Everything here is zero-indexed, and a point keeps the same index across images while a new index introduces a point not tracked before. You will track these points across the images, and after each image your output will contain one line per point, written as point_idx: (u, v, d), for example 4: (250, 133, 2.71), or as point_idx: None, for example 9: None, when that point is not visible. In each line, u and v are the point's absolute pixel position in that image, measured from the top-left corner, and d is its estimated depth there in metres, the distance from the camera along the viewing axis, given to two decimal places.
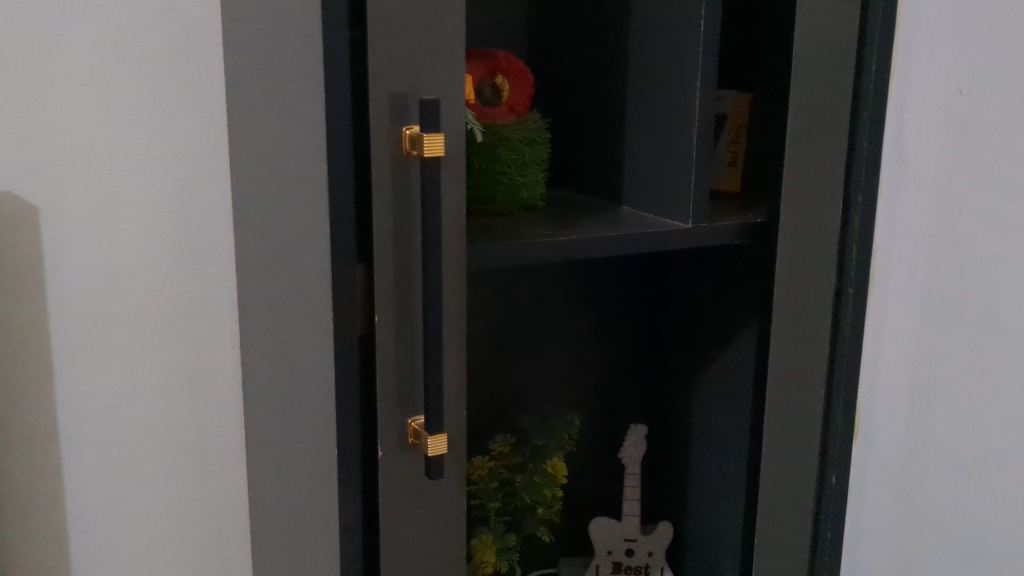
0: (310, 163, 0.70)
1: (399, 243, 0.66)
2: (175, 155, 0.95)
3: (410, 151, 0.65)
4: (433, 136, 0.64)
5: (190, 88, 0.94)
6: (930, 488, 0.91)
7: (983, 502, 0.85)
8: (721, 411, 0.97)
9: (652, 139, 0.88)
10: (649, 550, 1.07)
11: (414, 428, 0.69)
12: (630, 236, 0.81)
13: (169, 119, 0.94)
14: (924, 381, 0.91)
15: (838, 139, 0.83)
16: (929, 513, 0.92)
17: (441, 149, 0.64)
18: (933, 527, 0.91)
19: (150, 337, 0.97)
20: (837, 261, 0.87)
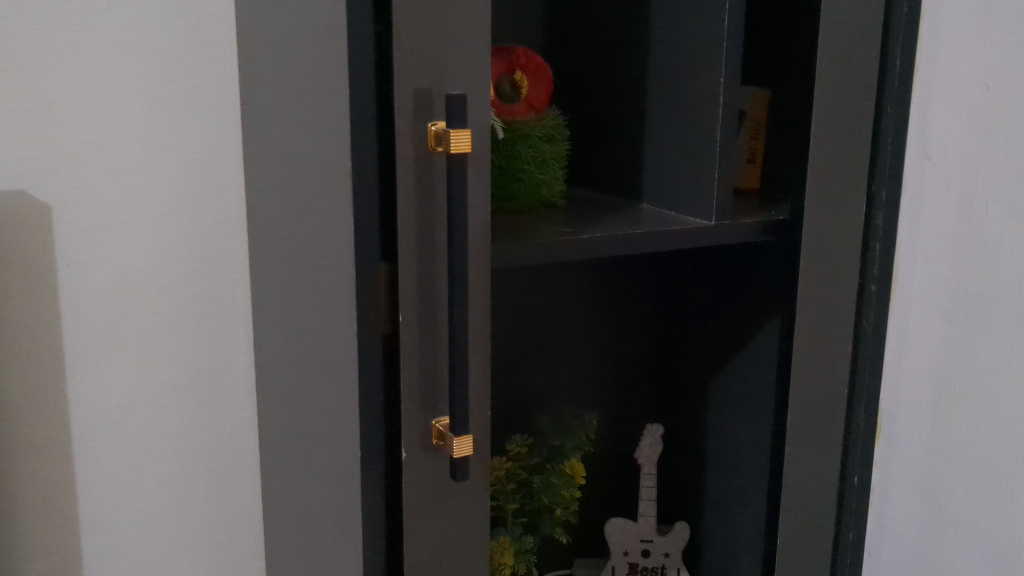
0: (336, 160, 0.69)
1: (425, 242, 0.65)
2: (189, 154, 0.93)
3: (436, 147, 0.64)
4: (461, 133, 0.62)
5: (205, 86, 0.93)
6: (954, 490, 0.90)
7: (1012, 501, 0.84)
8: (739, 411, 0.96)
9: (671, 136, 0.86)
10: (666, 551, 1.03)
11: (438, 429, 0.68)
12: (651, 233, 0.80)
13: (183, 118, 0.92)
14: (948, 381, 0.89)
15: (863, 133, 0.82)
16: (953, 513, 0.90)
17: (467, 145, 0.63)
18: (959, 527, 0.90)
19: (164, 338, 0.96)
20: (860, 260, 0.86)
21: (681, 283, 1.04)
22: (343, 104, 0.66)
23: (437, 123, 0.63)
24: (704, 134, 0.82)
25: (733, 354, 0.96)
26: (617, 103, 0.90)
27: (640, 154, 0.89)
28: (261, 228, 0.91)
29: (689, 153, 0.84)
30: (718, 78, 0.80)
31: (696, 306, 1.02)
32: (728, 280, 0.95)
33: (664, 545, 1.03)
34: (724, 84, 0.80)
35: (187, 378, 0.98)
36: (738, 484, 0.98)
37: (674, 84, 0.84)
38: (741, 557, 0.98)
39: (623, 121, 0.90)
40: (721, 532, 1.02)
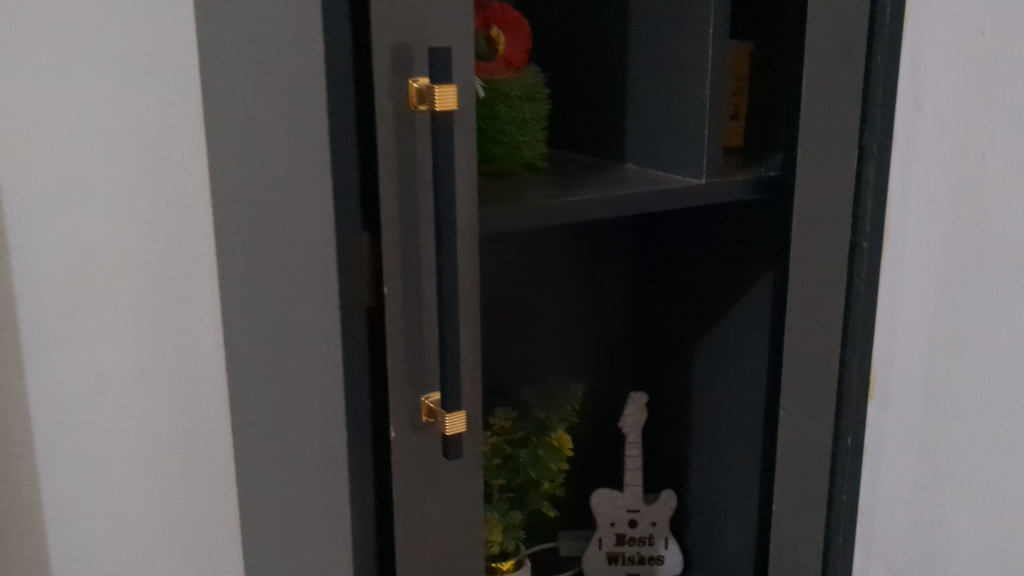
0: (311, 122, 0.64)
1: (410, 207, 0.61)
2: (146, 124, 0.88)
3: (419, 105, 0.60)
4: (445, 90, 0.59)
5: (161, 51, 0.87)
6: (950, 447, 0.88)
7: (1013, 455, 0.82)
8: (728, 374, 0.94)
9: (657, 92, 0.82)
10: (653, 520, 1.02)
11: (428, 406, 0.65)
12: (640, 194, 0.76)
13: (139, 85, 0.87)
14: (944, 336, 0.87)
15: (854, 86, 0.80)
16: (951, 470, 0.89)
17: (453, 102, 0.59)
18: (956, 484, 0.88)
19: (128, 319, 0.91)
20: (852, 217, 0.84)
21: (664, 241, 1.01)
22: (316, 64, 0.62)
23: (419, 79, 0.59)
24: (691, 88, 0.79)
25: (722, 315, 0.93)
26: (597, 59, 0.87)
27: (621, 109, 0.85)
28: (227, 200, 0.86)
29: (675, 110, 0.81)
30: (706, 30, 0.77)
31: (682, 266, 0.99)
32: (716, 242, 0.92)
33: (650, 515, 1.02)
34: (713, 35, 0.76)
35: (154, 361, 0.93)
36: (728, 448, 0.96)
37: (660, 37, 0.81)
38: (731, 522, 0.96)
39: (603, 78, 0.86)
40: (710, 499, 1.00)
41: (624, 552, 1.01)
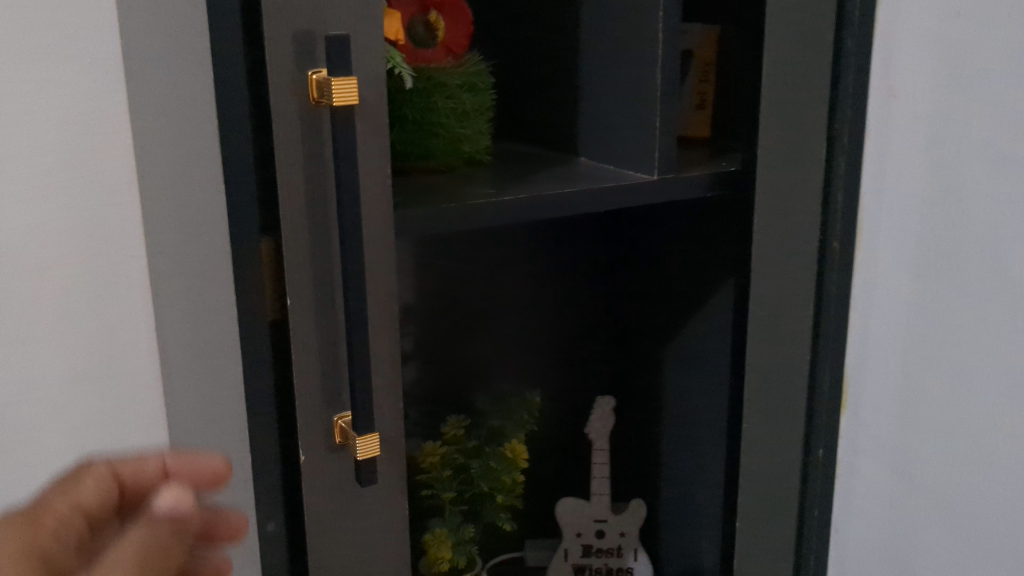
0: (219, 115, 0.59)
1: (314, 209, 0.55)
2: (63, 108, 0.70)
3: (319, 100, 0.54)
4: (343, 83, 0.53)
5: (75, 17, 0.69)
6: (925, 461, 0.82)
7: (986, 471, 0.77)
8: (696, 379, 0.88)
9: (609, 81, 0.76)
10: (621, 531, 0.96)
11: (340, 427, 0.59)
12: (586, 192, 0.70)
13: (50, 62, 0.69)
14: (919, 343, 0.81)
15: (820, 74, 0.74)
16: (925, 486, 0.82)
17: (354, 96, 0.53)
18: (929, 501, 0.82)
19: (51, 349, 0.74)
20: (820, 214, 0.78)
21: (631, 234, 0.96)
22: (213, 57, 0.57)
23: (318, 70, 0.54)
24: (641, 76, 0.73)
25: (688, 317, 0.87)
26: (547, 44, 0.81)
27: (572, 96, 0.80)
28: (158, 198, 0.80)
29: (626, 101, 0.74)
30: (656, 13, 0.70)
31: (647, 262, 0.93)
32: (678, 241, 0.87)
33: (619, 525, 0.96)
34: (664, 21, 0.70)
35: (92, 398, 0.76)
36: (696, 460, 0.90)
37: (611, 20, 0.74)
38: (701, 538, 0.90)
39: (554, 65, 0.81)
40: (680, 509, 0.94)
41: (590, 564, 0.96)
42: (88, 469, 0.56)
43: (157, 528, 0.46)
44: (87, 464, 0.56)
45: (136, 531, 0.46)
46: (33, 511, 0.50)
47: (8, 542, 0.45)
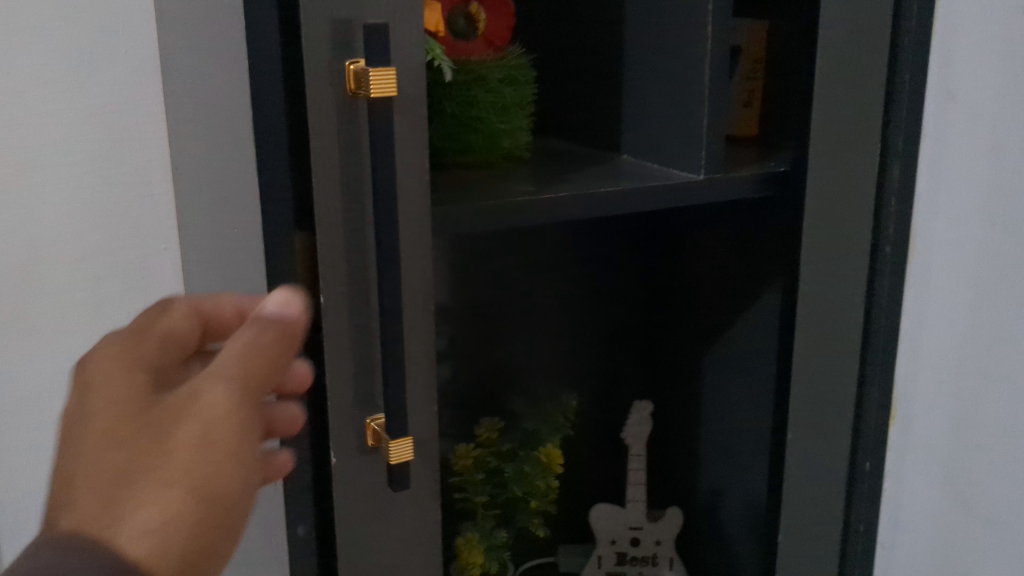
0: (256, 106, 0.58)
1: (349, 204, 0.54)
2: (103, 106, 0.73)
3: (356, 90, 0.52)
4: (382, 73, 0.51)
5: (94, 19, 0.71)
6: (979, 481, 0.78)
7: None
8: (738, 386, 0.85)
9: (654, 77, 0.73)
10: (657, 539, 0.94)
11: (372, 429, 0.57)
12: (628, 192, 0.68)
13: (82, 74, 0.72)
14: (976, 358, 0.77)
15: (876, 72, 0.71)
16: (979, 507, 0.79)
17: (393, 87, 0.51)
18: (983, 521, 0.78)
19: (84, 332, 0.77)
20: (872, 218, 0.75)
21: (673, 237, 0.92)
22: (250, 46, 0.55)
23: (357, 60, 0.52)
24: (688, 71, 0.70)
25: (731, 321, 0.85)
26: (591, 38, 0.78)
27: (615, 91, 0.77)
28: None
29: (672, 97, 0.72)
30: (706, 6, 0.67)
31: (688, 266, 0.91)
32: (722, 242, 0.84)
33: (654, 533, 0.94)
34: (713, 15, 0.67)
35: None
36: (736, 468, 0.87)
37: (658, 13, 0.72)
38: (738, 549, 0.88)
39: (598, 59, 0.78)
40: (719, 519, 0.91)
41: (625, 573, 0.94)
42: (169, 305, 0.55)
43: (265, 328, 0.47)
44: (168, 300, 0.56)
45: (247, 328, 0.47)
46: (143, 325, 0.52)
47: (107, 372, 0.46)
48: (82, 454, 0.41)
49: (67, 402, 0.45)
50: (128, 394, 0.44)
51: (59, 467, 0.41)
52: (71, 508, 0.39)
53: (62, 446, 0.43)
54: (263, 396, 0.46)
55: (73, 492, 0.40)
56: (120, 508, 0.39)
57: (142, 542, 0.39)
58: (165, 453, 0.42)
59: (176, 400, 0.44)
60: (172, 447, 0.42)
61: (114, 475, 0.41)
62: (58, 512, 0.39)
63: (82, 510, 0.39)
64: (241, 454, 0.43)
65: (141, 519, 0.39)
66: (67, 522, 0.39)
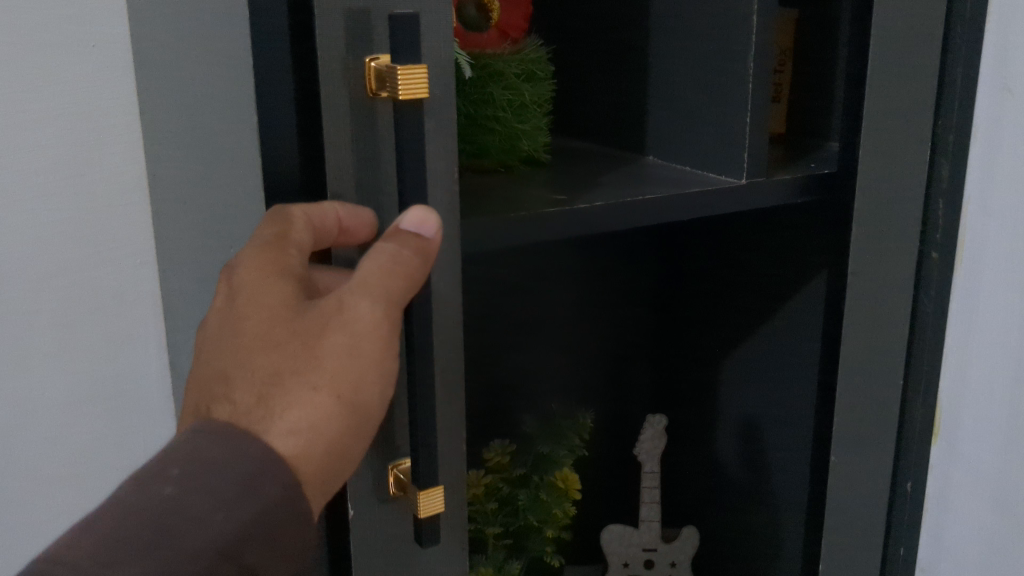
0: (262, 110, 0.51)
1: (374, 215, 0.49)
2: (79, 116, 0.71)
3: (377, 90, 0.46)
4: (411, 72, 0.44)
5: (70, 31, 0.69)
6: None
7: None
8: (769, 402, 0.80)
9: (686, 70, 0.67)
10: (672, 560, 0.88)
11: (396, 478, 0.52)
12: (665, 199, 0.61)
13: (54, 85, 0.69)
14: None
15: (930, 63, 0.65)
16: None
17: (423, 88, 0.45)
18: None
19: (48, 349, 0.74)
20: (921, 221, 0.69)
21: (685, 244, 0.89)
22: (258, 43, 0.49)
23: (378, 57, 0.45)
24: (726, 65, 0.64)
25: (766, 332, 0.79)
26: (613, 28, 0.72)
27: (642, 87, 0.71)
28: (176, 197, 0.71)
29: (706, 92, 0.66)
30: None
31: (699, 273, 0.87)
32: (752, 246, 0.79)
33: (669, 554, 0.88)
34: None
35: (68, 384, 0.76)
36: (758, 488, 0.83)
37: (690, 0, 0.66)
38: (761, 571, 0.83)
39: (622, 52, 0.71)
40: (740, 541, 0.86)
41: None
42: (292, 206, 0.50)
43: (404, 243, 0.46)
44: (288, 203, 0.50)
45: (387, 241, 0.46)
46: (282, 233, 0.47)
47: (261, 270, 0.48)
48: (234, 355, 0.46)
49: (215, 308, 0.49)
50: (276, 305, 0.47)
51: (213, 361, 0.47)
52: (230, 402, 0.46)
53: (216, 338, 0.48)
54: (403, 306, 0.47)
55: (237, 373, 0.46)
56: (265, 409, 0.45)
57: (288, 443, 0.45)
58: (311, 364, 0.46)
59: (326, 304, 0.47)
60: (322, 353, 0.46)
61: (268, 379, 0.45)
62: (216, 405, 0.46)
63: (236, 408, 0.46)
64: (386, 361, 0.47)
65: (289, 419, 0.45)
66: (225, 415, 0.46)
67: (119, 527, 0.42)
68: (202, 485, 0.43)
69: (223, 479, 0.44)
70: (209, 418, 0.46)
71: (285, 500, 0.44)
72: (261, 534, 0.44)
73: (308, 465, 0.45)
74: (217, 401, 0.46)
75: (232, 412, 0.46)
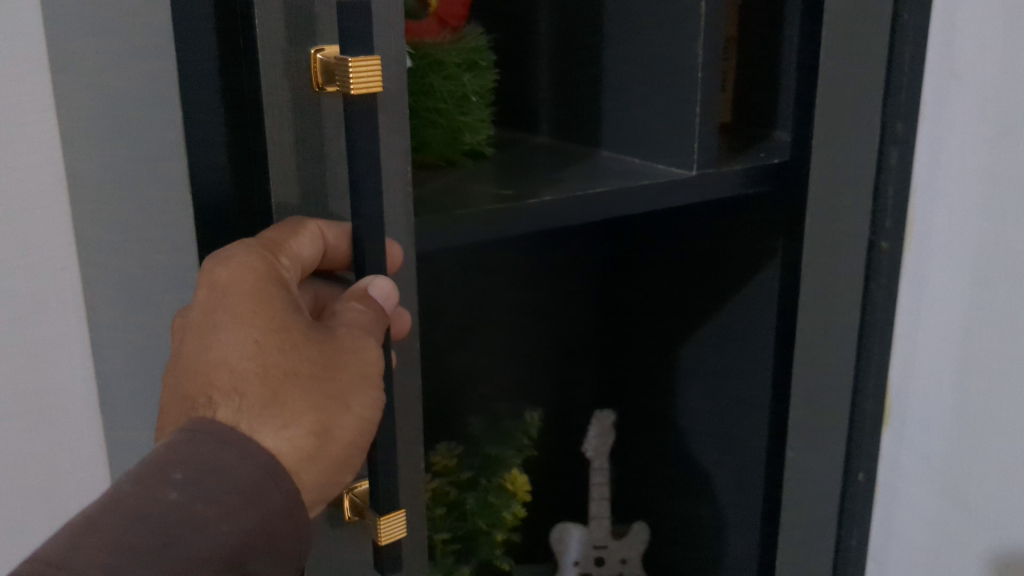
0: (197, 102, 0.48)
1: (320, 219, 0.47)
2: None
3: (324, 84, 0.43)
4: (363, 64, 0.41)
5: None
6: (980, 488, 0.70)
7: None
8: (719, 392, 0.79)
9: (633, 59, 0.65)
10: (621, 557, 0.87)
11: (354, 503, 0.48)
12: (616, 193, 0.59)
13: None
14: (974, 360, 0.69)
15: (878, 51, 0.64)
16: (976, 520, 0.71)
17: (375, 82, 0.42)
18: (980, 535, 0.71)
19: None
20: (871, 209, 0.68)
21: (631, 240, 0.88)
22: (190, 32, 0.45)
23: (326, 48, 0.43)
24: (677, 54, 0.62)
25: (719, 324, 0.78)
26: (557, 16, 0.70)
27: (588, 74, 0.69)
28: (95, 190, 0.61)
29: (654, 82, 0.64)
30: None
31: (643, 267, 0.87)
32: (703, 235, 0.78)
33: (619, 550, 0.87)
34: None
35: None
36: (704, 480, 0.83)
37: None
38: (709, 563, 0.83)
39: (566, 40, 0.70)
40: (688, 534, 0.86)
41: None
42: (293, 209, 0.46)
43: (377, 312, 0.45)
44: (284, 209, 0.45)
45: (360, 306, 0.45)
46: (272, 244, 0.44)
47: (258, 275, 0.44)
48: (239, 348, 0.43)
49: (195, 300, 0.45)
50: (283, 314, 0.44)
51: (207, 354, 0.44)
52: (235, 398, 0.43)
53: (205, 330, 0.44)
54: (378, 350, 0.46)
55: (246, 373, 0.43)
56: (277, 410, 0.43)
57: (301, 445, 0.44)
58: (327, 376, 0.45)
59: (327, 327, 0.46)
60: (337, 370, 0.45)
61: (280, 379, 0.43)
62: (219, 400, 0.43)
63: (247, 405, 0.43)
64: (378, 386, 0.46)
65: (303, 423, 0.44)
66: (226, 414, 0.43)
67: (124, 532, 0.40)
68: (208, 493, 0.41)
69: (227, 488, 0.42)
70: (211, 415, 0.43)
71: (287, 512, 0.43)
72: (265, 542, 0.43)
73: (311, 474, 0.44)
74: (218, 394, 0.43)
75: (237, 412, 0.43)
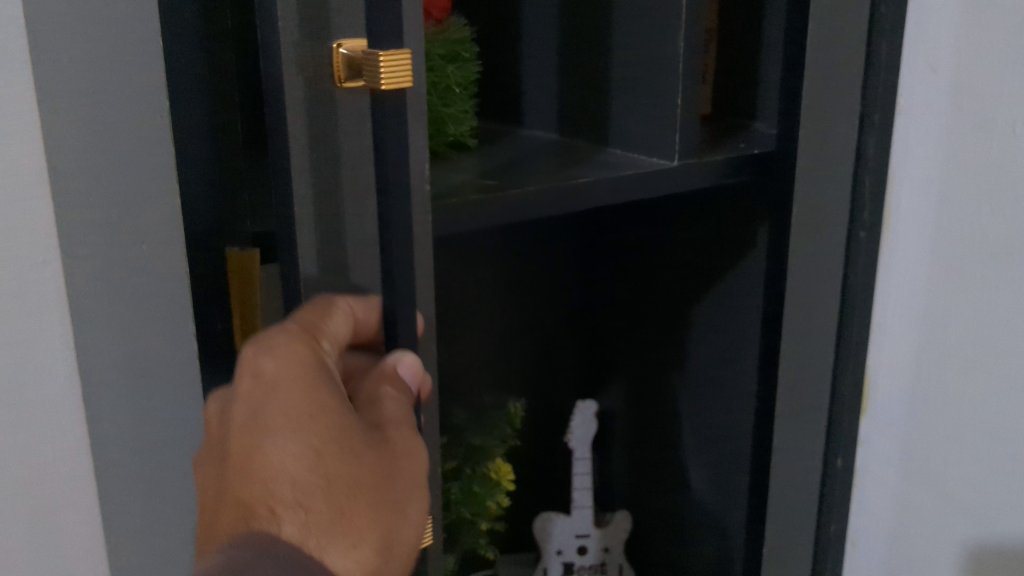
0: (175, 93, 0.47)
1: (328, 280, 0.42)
2: None
3: (347, 79, 0.40)
4: (393, 56, 0.38)
5: None
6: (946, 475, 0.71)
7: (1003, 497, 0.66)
8: (703, 383, 0.79)
9: (616, 50, 0.65)
10: (606, 546, 0.88)
11: None
12: (597, 184, 0.60)
13: None
14: (943, 348, 0.70)
15: (857, 42, 0.64)
16: (938, 503, 0.72)
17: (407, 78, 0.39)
18: (942, 520, 0.72)
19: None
20: (851, 200, 0.68)
21: (614, 232, 0.89)
22: None
23: (349, 41, 0.39)
24: (660, 44, 0.62)
25: (704, 315, 0.78)
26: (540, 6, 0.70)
27: (570, 65, 0.69)
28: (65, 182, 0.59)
29: (637, 73, 0.64)
30: None
31: (626, 259, 0.88)
32: (687, 225, 0.78)
33: (602, 539, 0.87)
34: None
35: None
36: (686, 469, 0.84)
37: None
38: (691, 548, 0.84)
39: (548, 30, 0.70)
40: (671, 521, 0.88)
41: None
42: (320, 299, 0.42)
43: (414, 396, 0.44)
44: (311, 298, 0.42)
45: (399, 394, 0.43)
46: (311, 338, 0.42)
47: (303, 376, 0.42)
48: (294, 455, 0.41)
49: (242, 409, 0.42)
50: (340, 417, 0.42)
51: (262, 467, 0.41)
52: (298, 515, 0.40)
53: (257, 439, 0.41)
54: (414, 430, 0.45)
55: (309, 488, 0.40)
56: (342, 527, 0.40)
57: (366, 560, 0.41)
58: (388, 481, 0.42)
59: (375, 416, 0.44)
60: (397, 461, 0.43)
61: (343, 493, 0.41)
62: (281, 521, 0.40)
63: (310, 523, 0.40)
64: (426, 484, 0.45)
65: (369, 537, 0.41)
66: (293, 530, 0.40)
67: None
68: None
69: None
70: (275, 531, 0.40)
71: None
72: None
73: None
74: (281, 505, 0.40)
75: (303, 530, 0.40)
